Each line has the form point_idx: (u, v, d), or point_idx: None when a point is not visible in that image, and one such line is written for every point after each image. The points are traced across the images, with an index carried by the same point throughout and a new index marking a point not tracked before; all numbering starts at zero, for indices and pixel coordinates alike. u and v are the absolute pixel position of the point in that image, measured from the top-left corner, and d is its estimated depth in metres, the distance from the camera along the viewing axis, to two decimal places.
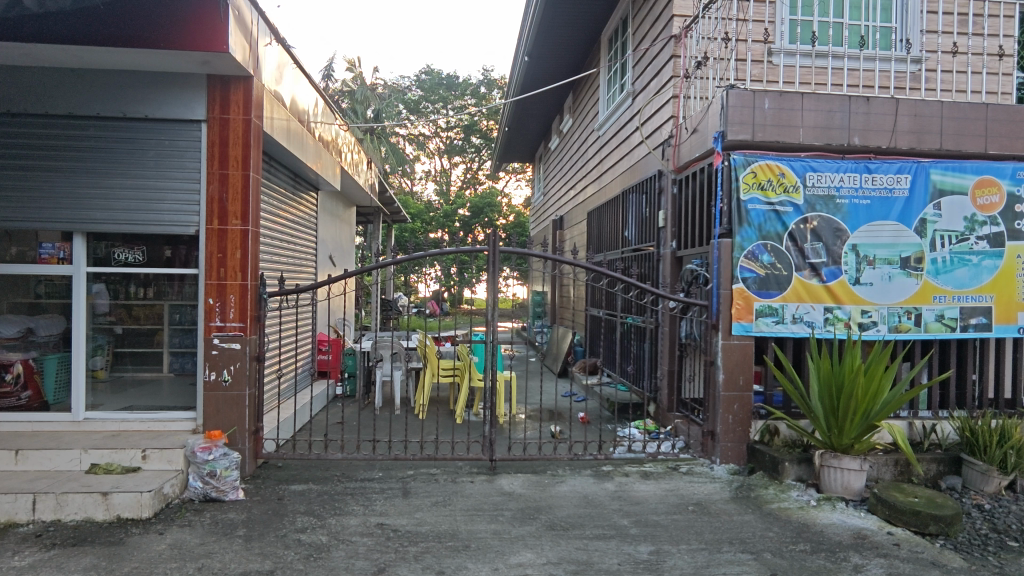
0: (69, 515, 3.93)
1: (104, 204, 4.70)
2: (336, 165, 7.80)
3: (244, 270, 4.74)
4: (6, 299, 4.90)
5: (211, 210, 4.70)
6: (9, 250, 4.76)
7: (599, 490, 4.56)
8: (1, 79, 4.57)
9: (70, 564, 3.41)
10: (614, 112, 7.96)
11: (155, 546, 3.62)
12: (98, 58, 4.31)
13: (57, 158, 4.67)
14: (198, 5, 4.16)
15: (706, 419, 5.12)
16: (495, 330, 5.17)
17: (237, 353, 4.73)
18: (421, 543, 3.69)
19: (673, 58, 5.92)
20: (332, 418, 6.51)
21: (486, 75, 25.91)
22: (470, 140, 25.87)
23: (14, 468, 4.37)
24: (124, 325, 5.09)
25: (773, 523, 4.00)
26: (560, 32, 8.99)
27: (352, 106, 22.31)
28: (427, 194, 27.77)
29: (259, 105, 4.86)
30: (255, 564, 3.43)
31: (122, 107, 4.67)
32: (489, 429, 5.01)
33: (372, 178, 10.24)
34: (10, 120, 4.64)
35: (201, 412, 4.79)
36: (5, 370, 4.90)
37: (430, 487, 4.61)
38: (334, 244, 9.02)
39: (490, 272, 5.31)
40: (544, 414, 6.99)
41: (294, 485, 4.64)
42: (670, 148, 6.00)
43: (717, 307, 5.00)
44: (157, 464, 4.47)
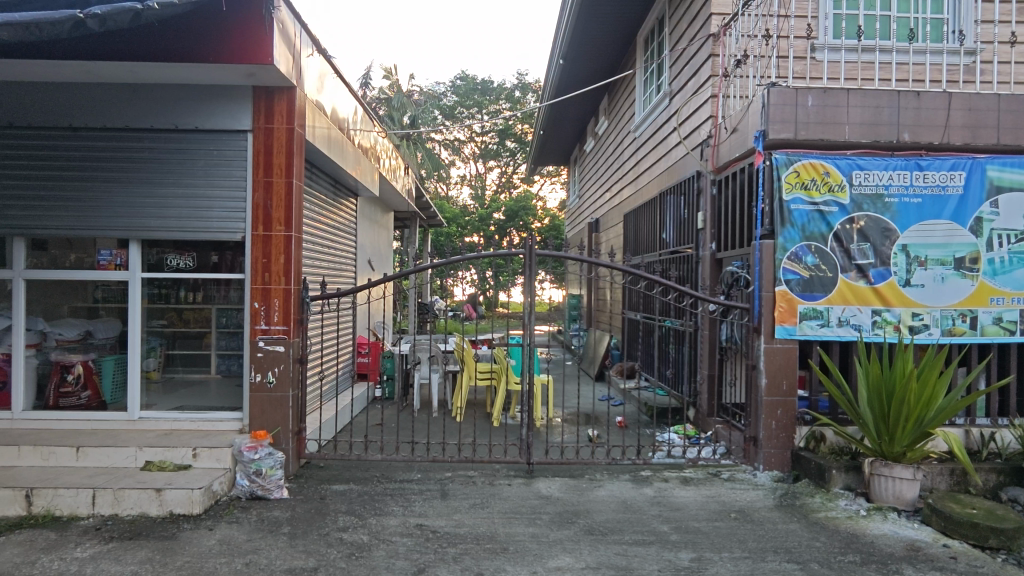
0: (125, 510, 4.11)
1: (157, 213, 4.91)
2: (375, 171, 7.97)
3: (288, 274, 4.88)
4: (66, 304, 5.16)
5: (257, 217, 4.87)
6: (68, 258, 5.02)
7: (637, 495, 4.51)
8: (62, 95, 4.82)
9: (127, 556, 3.56)
10: (651, 112, 7.88)
11: (206, 541, 3.76)
12: (151, 73, 4.52)
13: (113, 169, 4.90)
14: (245, 19, 4.32)
15: (748, 424, 5.01)
16: (532, 333, 5.18)
17: (281, 355, 4.87)
18: (460, 545, 3.72)
19: (712, 57, 5.85)
20: (372, 419, 6.63)
21: (521, 79, 26.02)
22: (505, 144, 26.00)
23: (75, 464, 4.59)
24: (175, 329, 5.30)
25: (821, 533, 3.88)
26: (595, 34, 8.96)
27: (389, 114, 22.86)
28: (462, 198, 27.99)
29: (302, 115, 5.02)
30: (300, 562, 3.51)
31: (174, 119, 4.88)
32: (527, 432, 5.02)
33: (409, 183, 10.40)
34: (71, 135, 4.89)
35: (248, 413, 4.94)
36: (67, 370, 5.16)
37: (468, 489, 4.65)
38: (372, 249, 9.20)
39: (526, 275, 5.32)
40: (582, 417, 6.98)
41: (335, 485, 4.74)
42: (709, 149, 5.92)
43: (759, 310, 4.89)
44: (206, 462, 4.63)
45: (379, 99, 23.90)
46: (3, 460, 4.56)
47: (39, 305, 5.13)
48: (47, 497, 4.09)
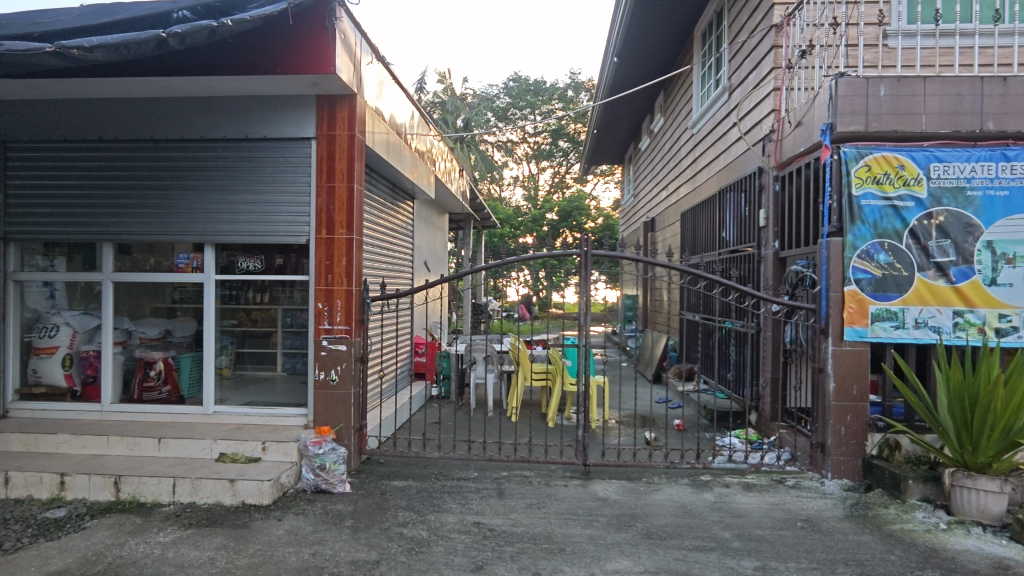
0: (202, 498, 4.36)
1: (229, 218, 5.19)
2: (431, 174, 8.13)
3: (349, 276, 5.06)
4: (147, 305, 5.54)
5: (320, 221, 5.06)
6: (149, 261, 5.38)
7: (697, 500, 4.41)
8: (145, 109, 5.17)
9: (205, 542, 3.79)
10: (709, 108, 7.68)
11: (275, 531, 3.94)
12: (224, 86, 4.77)
13: (190, 178, 5.21)
14: (310, 32, 4.51)
15: (815, 430, 4.80)
16: (588, 334, 5.14)
17: (344, 354, 5.04)
18: (517, 544, 3.74)
19: (775, 48, 5.63)
20: (429, 418, 6.76)
21: (573, 79, 25.89)
22: (558, 144, 25.95)
23: (157, 454, 4.90)
24: (244, 329, 5.58)
25: (895, 545, 3.68)
26: (650, 30, 8.80)
27: (444, 117, 23.28)
28: (515, 199, 28.07)
29: (362, 121, 5.19)
30: (363, 554, 3.63)
31: (245, 129, 5.14)
32: (583, 434, 4.98)
33: (463, 185, 10.55)
34: (153, 147, 5.23)
35: (312, 409, 5.14)
36: (149, 367, 5.54)
37: (524, 489, 4.68)
38: (428, 251, 9.38)
39: (581, 275, 5.29)
40: (638, 420, 6.87)
41: (395, 481, 4.87)
42: (772, 144, 5.72)
43: (827, 310, 4.68)
44: (275, 455, 4.84)
45: (433, 103, 24.36)
46: (94, 449, 4.93)
47: (124, 306, 5.51)
48: (134, 484, 4.40)
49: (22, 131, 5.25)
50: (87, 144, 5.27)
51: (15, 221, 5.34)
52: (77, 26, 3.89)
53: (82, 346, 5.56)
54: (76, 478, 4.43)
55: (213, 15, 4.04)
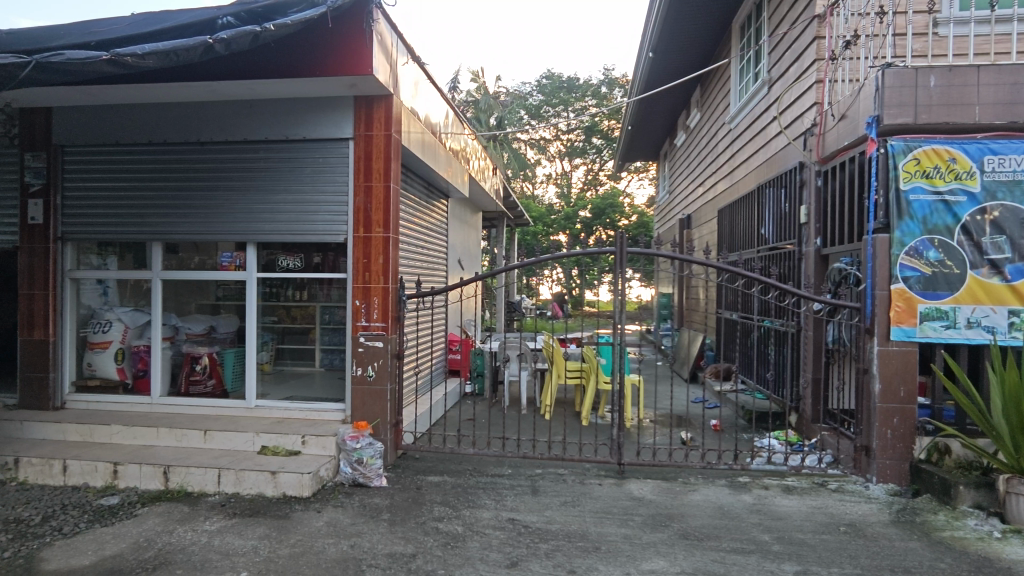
0: (245, 489, 4.50)
1: (270, 217, 5.33)
2: (465, 172, 8.19)
3: (386, 274, 5.14)
4: (192, 301, 5.74)
5: (358, 219, 5.16)
6: (194, 260, 5.58)
7: (735, 502, 4.33)
8: (191, 113, 5.35)
9: (248, 532, 3.91)
10: (748, 102, 7.52)
11: (315, 523, 4.04)
12: (265, 89, 4.90)
13: (233, 179, 5.37)
14: (348, 34, 4.60)
15: (859, 432, 4.66)
16: (623, 332, 5.10)
17: (381, 350, 5.13)
18: (552, 541, 3.75)
19: (817, 39, 5.50)
20: (464, 414, 6.82)
21: (607, 75, 25.70)
22: (591, 141, 25.79)
23: (202, 446, 5.07)
24: (284, 325, 5.73)
25: (945, 553, 3.54)
26: (687, 24, 8.66)
27: (477, 115, 23.42)
28: (547, 196, 28.00)
29: (399, 121, 5.26)
30: (400, 547, 3.69)
31: (285, 131, 5.27)
32: (617, 433, 4.95)
33: (496, 184, 10.59)
34: (199, 149, 5.41)
35: (350, 404, 5.24)
36: (195, 361, 5.74)
37: (558, 486, 4.68)
38: (462, 249, 9.45)
39: (616, 273, 5.26)
40: (674, 420, 6.79)
41: (430, 476, 4.93)
42: (814, 138, 5.56)
43: (873, 309, 4.53)
44: (314, 449, 4.95)
45: (466, 102, 24.52)
46: (144, 440, 5.14)
47: (171, 303, 5.71)
48: (181, 474, 4.57)
49: (78, 136, 5.50)
50: (137, 147, 5.49)
51: (72, 221, 5.61)
52: (130, 35, 4.06)
53: (133, 341, 5.80)
54: (128, 467, 4.63)
55: (256, 21, 4.17)
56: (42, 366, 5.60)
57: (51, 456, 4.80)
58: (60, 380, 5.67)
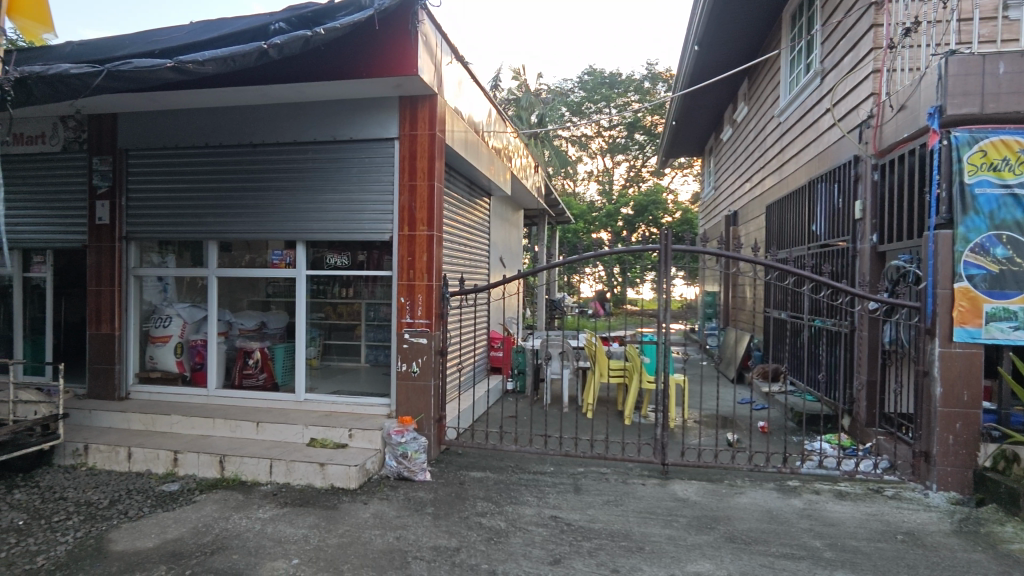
0: (296, 479, 4.65)
1: (318, 216, 5.48)
2: (507, 170, 8.23)
3: (430, 271, 5.22)
4: (245, 298, 5.96)
5: (402, 218, 5.26)
6: (245, 258, 5.80)
7: (785, 506, 4.22)
8: (245, 116, 5.56)
9: (299, 520, 4.04)
10: (799, 94, 7.28)
11: (362, 514, 4.14)
12: (315, 92, 5.04)
13: (284, 179, 5.54)
14: (394, 35, 4.68)
15: (918, 437, 4.46)
16: (667, 331, 5.03)
17: (424, 347, 5.21)
18: (595, 540, 3.73)
19: (874, 27, 5.27)
20: (506, 411, 6.87)
21: (650, 69, 25.34)
22: (634, 137, 25.50)
23: (255, 437, 5.27)
24: (330, 321, 5.88)
25: (1013, 567, 3.36)
26: (734, 15, 8.43)
27: (518, 113, 23.50)
28: (588, 193, 27.81)
29: (442, 121, 5.33)
30: (444, 541, 3.75)
31: (333, 132, 5.40)
32: (661, 432, 4.89)
33: (538, 182, 10.60)
34: (252, 150, 5.61)
35: (395, 399, 5.35)
36: (248, 356, 5.96)
37: (601, 485, 4.66)
38: (504, 247, 9.50)
39: (661, 271, 5.18)
40: (719, 421, 6.66)
41: (473, 472, 4.98)
42: (870, 130, 5.34)
43: (933, 309, 4.32)
44: (360, 442, 5.07)
45: (507, 100, 24.61)
46: (201, 430, 5.37)
47: (225, 299, 5.95)
48: (236, 463, 4.76)
49: (141, 140, 5.79)
50: (194, 150, 5.73)
51: (135, 221, 5.91)
52: (189, 42, 4.24)
53: (191, 335, 6.06)
54: (187, 456, 4.86)
55: (306, 25, 4.30)
56: (108, 359, 5.92)
57: (117, 443, 5.08)
58: (125, 371, 5.99)
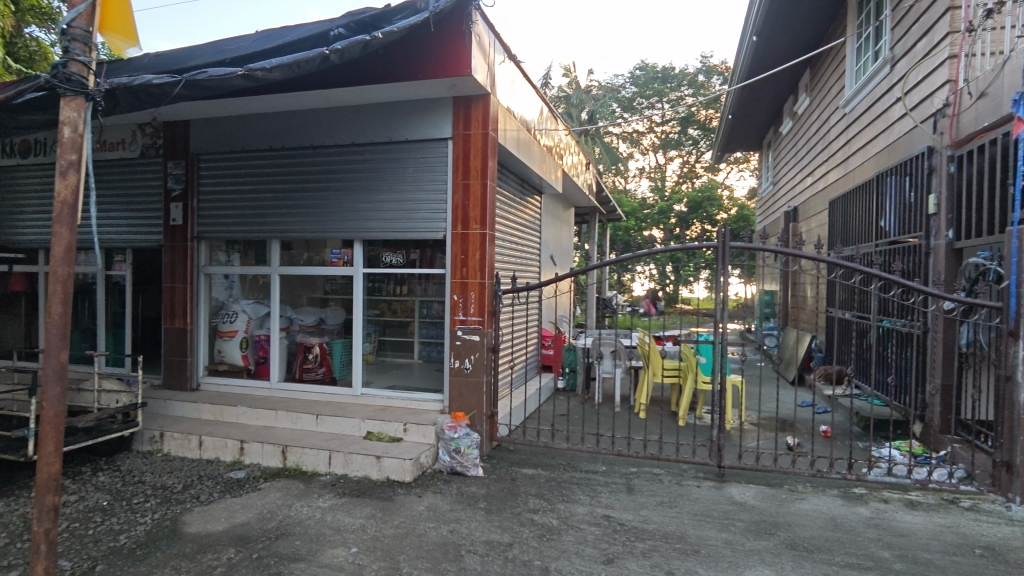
0: (353, 471, 4.80)
1: (375, 215, 5.63)
2: (559, 168, 8.23)
3: (483, 270, 5.27)
4: (305, 295, 6.19)
5: (456, 217, 5.34)
6: (304, 256, 6.04)
7: (849, 514, 4.04)
8: (306, 120, 5.77)
9: (357, 510, 4.18)
10: (866, 84, 6.94)
11: (417, 507, 4.24)
12: (371, 94, 5.18)
13: (342, 180, 5.72)
14: (448, 36, 4.75)
15: (998, 447, 4.18)
16: (724, 331, 4.90)
17: (477, 344, 5.27)
18: (649, 541, 3.69)
19: (951, 10, 4.96)
20: (558, 409, 6.87)
21: (705, 62, 24.73)
22: (687, 132, 24.95)
23: (315, 429, 5.47)
24: (385, 318, 6.08)
25: None
26: (796, 3, 8.10)
27: (568, 110, 23.43)
28: (640, 190, 27.38)
29: (495, 120, 5.38)
30: (497, 535, 3.80)
31: (389, 133, 5.53)
32: (717, 434, 4.76)
33: (589, 179, 10.54)
34: (312, 153, 5.82)
35: (448, 395, 5.43)
36: (308, 350, 6.17)
37: (654, 486, 4.59)
38: (555, 245, 9.49)
39: (718, 269, 5.04)
40: (778, 423, 6.46)
41: (525, 469, 5.01)
42: (946, 119, 5.04)
43: (1017, 309, 4.04)
44: (415, 437, 5.18)
45: (558, 97, 24.53)
46: (265, 421, 5.62)
47: (287, 296, 6.20)
48: (297, 454, 4.96)
49: (211, 145, 6.11)
50: (259, 153, 5.99)
51: (205, 222, 6.23)
52: (256, 51, 4.42)
53: (255, 330, 6.33)
54: (252, 445, 5.10)
55: (365, 30, 4.41)
56: (181, 352, 6.28)
57: (189, 432, 5.39)
58: (196, 364, 6.34)
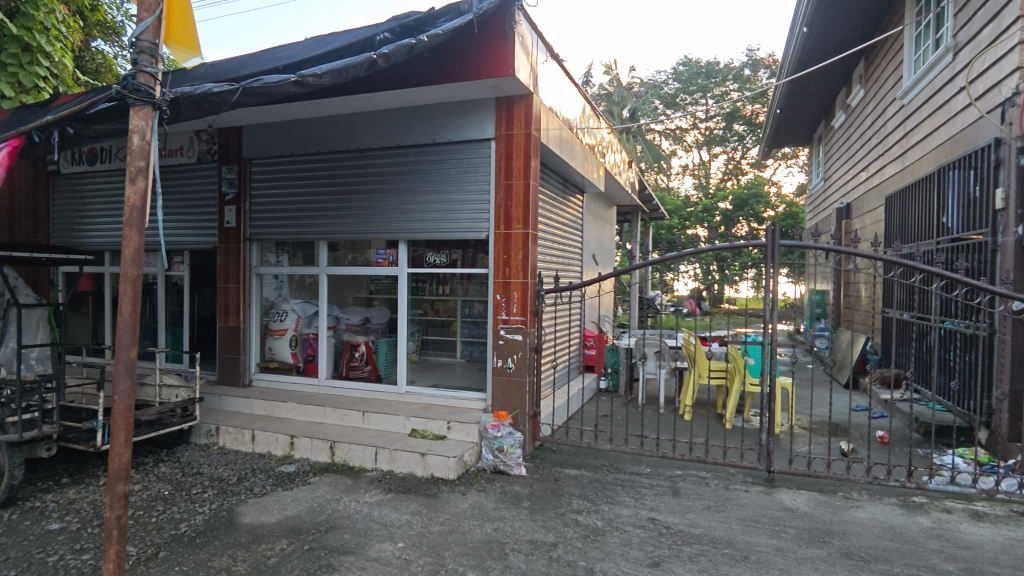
0: (399, 467, 4.89)
1: (419, 216, 5.71)
2: (601, 166, 8.17)
3: (525, 269, 5.28)
4: (350, 295, 6.35)
5: (499, 217, 5.37)
6: (349, 257, 6.18)
7: (909, 524, 3.87)
8: (353, 123, 5.91)
9: (403, 506, 4.25)
10: (926, 73, 6.63)
11: (461, 504, 4.29)
12: (416, 96, 5.26)
13: (387, 182, 5.83)
14: (491, 38, 4.78)
15: None
16: (774, 331, 4.75)
17: (519, 344, 5.29)
18: (696, 545, 3.63)
19: None
20: (601, 410, 6.83)
21: (751, 55, 24.13)
22: (732, 128, 24.38)
23: (361, 426, 5.60)
24: (428, 317, 6.16)
25: None
26: None
27: (609, 108, 23.23)
28: (683, 188, 26.89)
29: (538, 120, 5.38)
30: (541, 535, 3.80)
31: (432, 135, 5.61)
32: (767, 438, 4.61)
33: (631, 177, 10.43)
34: (358, 155, 5.94)
35: (491, 394, 5.47)
36: (354, 349, 6.32)
37: (701, 490, 4.51)
38: (597, 245, 9.41)
39: (768, 268, 4.88)
40: (831, 428, 6.25)
41: (568, 469, 5.00)
42: (1016, 109, 4.76)
43: None
44: (458, 435, 5.24)
45: (599, 95, 24.33)
46: (314, 418, 5.78)
47: (333, 295, 6.36)
48: (344, 450, 5.08)
49: (263, 150, 6.33)
50: (308, 157, 6.17)
51: (256, 224, 6.45)
52: (307, 58, 4.54)
53: (304, 329, 6.52)
54: (302, 440, 5.26)
55: (410, 34, 4.48)
56: (235, 349, 6.53)
57: (243, 427, 5.59)
58: (248, 361, 6.57)
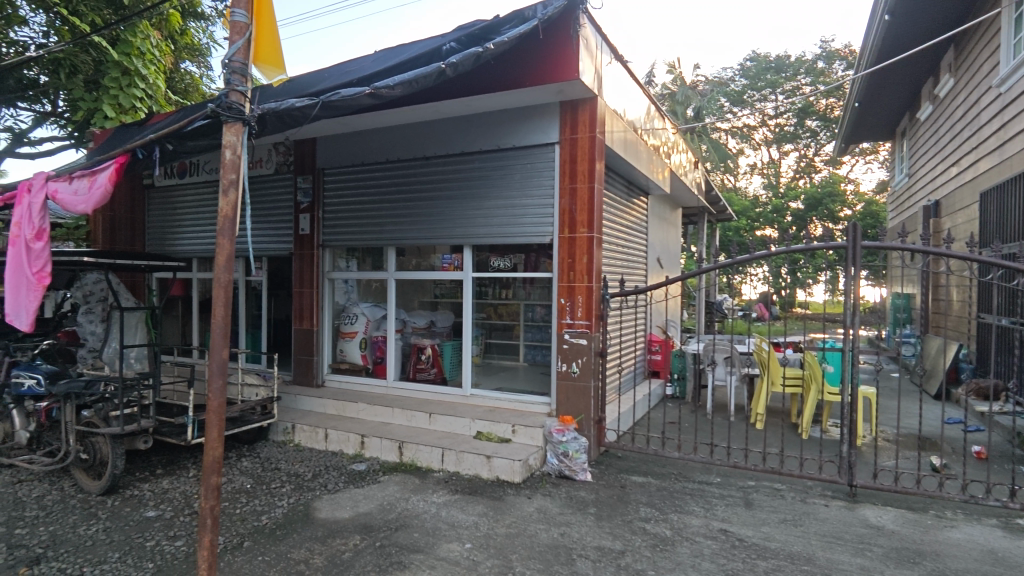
0: (465, 469, 4.96)
1: (483, 221, 5.80)
2: (666, 167, 8.00)
3: (590, 273, 5.25)
4: (416, 298, 6.50)
5: (563, 221, 5.37)
6: (414, 262, 6.35)
7: (1013, 548, 3.56)
8: (420, 131, 6.07)
9: (470, 508, 4.31)
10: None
11: (527, 508, 4.30)
12: (481, 104, 5.35)
13: (452, 188, 5.95)
14: (556, 43, 4.81)
15: None
16: (856, 337, 4.49)
17: (584, 348, 5.25)
18: (772, 560, 3.48)
19: None
20: (668, 416, 6.68)
21: (825, 47, 23.01)
22: (805, 123, 23.30)
23: (428, 426, 5.72)
24: (491, 321, 6.22)
25: None
26: None
27: (673, 108, 22.69)
28: (751, 187, 25.92)
29: (603, 123, 5.35)
30: (608, 542, 3.76)
31: (497, 141, 5.68)
32: (847, 450, 4.36)
33: (697, 178, 10.17)
34: (424, 163, 6.10)
35: (555, 398, 5.47)
36: (421, 351, 6.47)
37: (776, 502, 4.32)
38: (662, 248, 9.20)
39: (848, 270, 4.62)
40: (920, 441, 5.85)
41: (634, 476, 4.92)
42: None
43: None
44: (523, 438, 5.27)
45: (661, 95, 23.81)
46: (382, 418, 5.97)
47: (400, 299, 6.54)
48: (412, 450, 5.21)
49: (335, 160, 6.61)
50: (377, 165, 6.39)
51: (329, 231, 6.73)
52: (378, 70, 4.70)
53: (373, 332, 6.73)
54: (372, 439, 5.43)
55: (476, 42, 4.55)
56: (309, 350, 6.83)
57: (317, 425, 5.84)
58: (321, 362, 6.85)
